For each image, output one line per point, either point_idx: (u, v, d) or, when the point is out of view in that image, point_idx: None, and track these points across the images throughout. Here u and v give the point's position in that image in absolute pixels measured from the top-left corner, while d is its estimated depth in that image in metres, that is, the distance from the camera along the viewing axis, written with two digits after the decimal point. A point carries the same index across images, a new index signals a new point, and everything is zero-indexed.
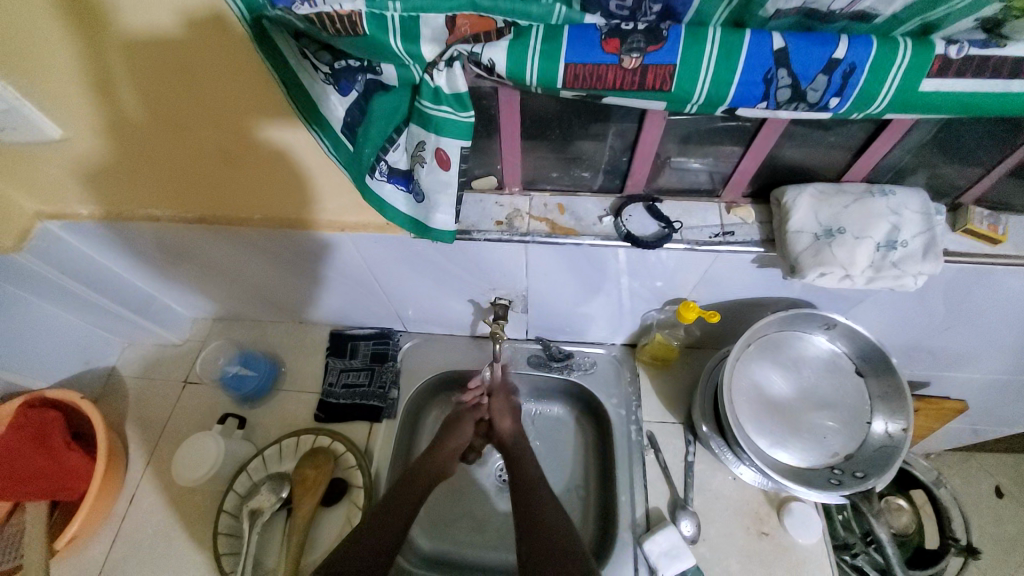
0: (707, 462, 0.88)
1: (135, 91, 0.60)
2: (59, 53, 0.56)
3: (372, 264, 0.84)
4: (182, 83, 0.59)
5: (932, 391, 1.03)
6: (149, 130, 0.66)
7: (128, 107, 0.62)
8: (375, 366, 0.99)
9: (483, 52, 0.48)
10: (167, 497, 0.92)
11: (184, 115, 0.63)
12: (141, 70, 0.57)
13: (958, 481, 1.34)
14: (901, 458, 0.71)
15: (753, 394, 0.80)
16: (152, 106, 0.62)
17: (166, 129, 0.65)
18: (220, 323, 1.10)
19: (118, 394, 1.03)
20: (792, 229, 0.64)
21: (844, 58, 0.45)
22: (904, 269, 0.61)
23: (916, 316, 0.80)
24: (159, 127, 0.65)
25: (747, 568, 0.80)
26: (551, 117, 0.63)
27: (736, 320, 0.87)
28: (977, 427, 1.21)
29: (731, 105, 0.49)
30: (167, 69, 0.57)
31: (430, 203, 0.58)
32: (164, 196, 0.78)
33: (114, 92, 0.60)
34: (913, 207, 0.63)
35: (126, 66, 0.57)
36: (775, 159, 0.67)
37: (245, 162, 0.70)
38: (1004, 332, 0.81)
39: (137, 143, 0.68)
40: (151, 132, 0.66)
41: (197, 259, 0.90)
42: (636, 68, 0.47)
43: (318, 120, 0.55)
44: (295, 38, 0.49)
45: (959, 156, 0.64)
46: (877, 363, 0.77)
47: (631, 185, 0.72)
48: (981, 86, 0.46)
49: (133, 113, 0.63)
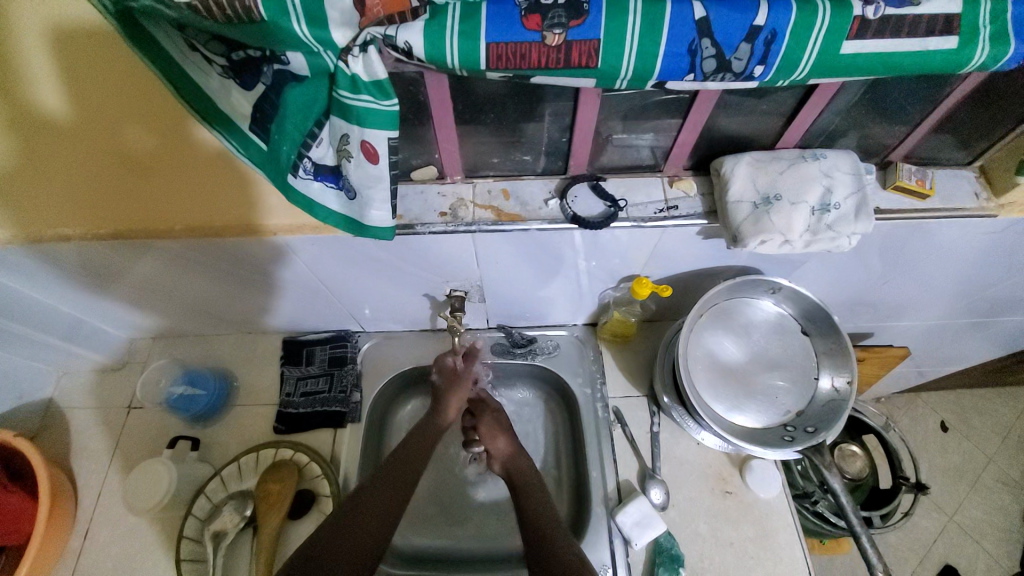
0: (672, 431, 0.91)
1: (43, 88, 0.55)
2: None
3: (315, 267, 0.80)
4: (99, 80, 0.55)
5: (875, 341, 1.10)
6: (58, 133, 0.60)
7: (33, 107, 0.57)
8: (334, 370, 0.96)
9: (397, 36, 0.45)
10: (121, 530, 0.86)
11: (101, 115, 0.58)
12: (50, 65, 0.53)
13: (905, 420, 1.44)
14: (847, 410, 0.74)
15: (709, 362, 0.82)
16: (63, 106, 0.57)
17: (80, 132, 0.60)
18: (163, 341, 1.03)
19: (55, 428, 0.95)
20: (732, 199, 0.65)
21: (765, 24, 0.45)
22: (839, 231, 0.63)
23: (856, 272, 0.84)
24: (70, 129, 0.59)
25: (715, 527, 0.84)
26: (485, 101, 0.61)
27: (690, 292, 0.89)
28: (920, 369, 1.29)
29: (659, 78, 0.48)
30: (81, 62, 0.53)
31: (363, 199, 0.54)
32: (74, 211, 0.71)
33: (16, 90, 0.55)
34: (843, 168, 0.65)
35: (36, 58, 0.52)
36: (712, 130, 0.67)
37: (166, 166, 0.65)
38: (934, 280, 0.86)
39: (41, 149, 0.62)
40: (61, 135, 0.60)
41: (125, 278, 0.83)
42: (559, 45, 0.45)
43: (220, 119, 0.51)
44: (179, 28, 0.44)
45: (884, 116, 0.66)
46: (821, 321, 0.80)
47: (575, 165, 0.71)
48: (899, 45, 0.46)
49: (38, 113, 0.57)
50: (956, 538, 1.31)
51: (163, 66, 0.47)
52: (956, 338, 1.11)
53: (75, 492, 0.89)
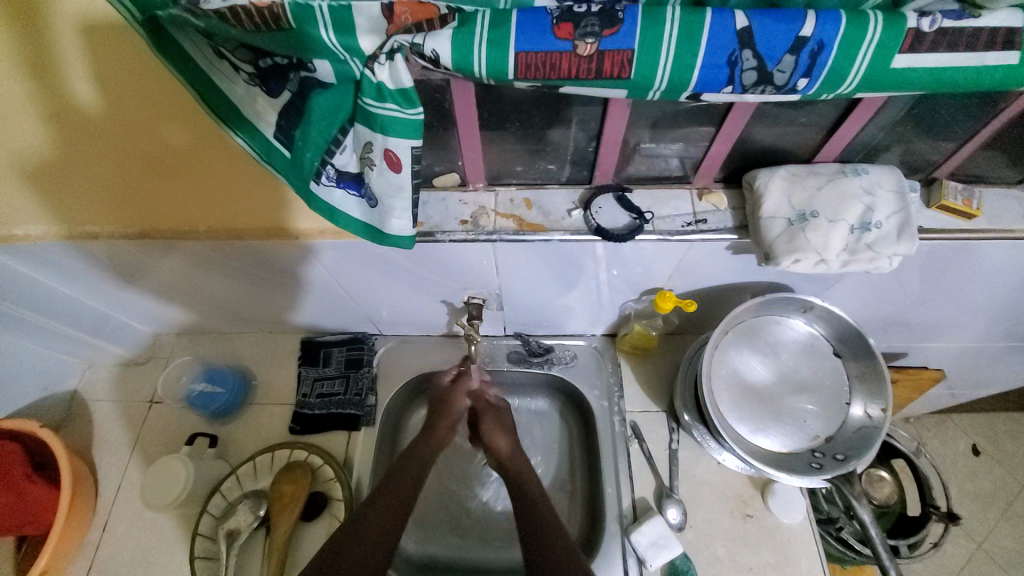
0: (691, 449, 0.88)
1: (82, 86, 0.56)
2: None
3: (335, 270, 0.80)
4: (137, 80, 0.55)
5: (908, 361, 1.05)
6: (94, 130, 0.61)
7: (72, 104, 0.58)
8: (350, 372, 0.96)
9: (425, 44, 0.44)
10: (139, 523, 0.87)
11: (136, 115, 0.59)
12: (88, 67, 0.54)
13: (936, 442, 1.38)
14: (880, 439, 0.71)
15: (733, 381, 0.79)
16: (100, 103, 0.58)
17: (116, 130, 0.61)
18: (184, 336, 1.05)
19: (80, 419, 0.97)
20: (765, 215, 0.62)
21: (811, 35, 0.43)
22: (879, 251, 0.60)
23: (893, 292, 0.80)
24: (105, 126, 0.60)
25: (734, 551, 0.81)
26: (510, 108, 0.60)
27: (714, 307, 0.86)
28: (954, 390, 1.23)
29: (695, 90, 0.46)
30: (118, 61, 0.53)
31: (384, 208, 0.53)
32: (104, 209, 0.72)
33: (56, 87, 0.56)
34: (886, 185, 0.61)
35: (74, 56, 0.53)
36: (745, 141, 0.64)
37: (195, 167, 0.66)
38: (977, 301, 0.82)
39: (79, 145, 0.63)
40: (97, 132, 0.61)
41: (151, 275, 0.84)
42: (591, 54, 0.44)
43: (245, 127, 0.51)
44: (207, 36, 0.44)
45: (932, 131, 0.62)
46: (854, 343, 0.77)
47: (600, 174, 0.69)
48: (957, 59, 0.43)
49: (76, 110, 0.58)
50: (989, 570, 1.25)
51: (189, 73, 0.47)
52: (997, 360, 1.05)
53: (96, 484, 0.90)
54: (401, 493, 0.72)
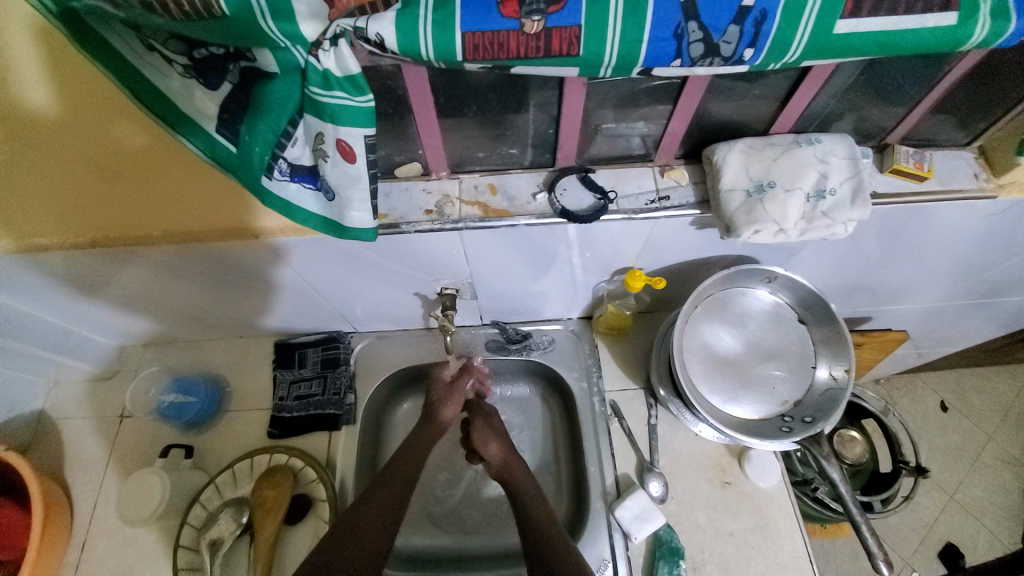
0: (669, 422, 0.90)
1: (17, 89, 0.53)
2: None
3: (302, 270, 0.78)
4: (83, 78, 0.53)
5: (874, 324, 1.08)
6: (35, 134, 0.57)
7: (7, 107, 0.54)
8: (327, 372, 0.94)
9: (368, 27, 0.43)
10: (117, 540, 0.85)
11: (84, 116, 0.56)
12: (24, 67, 0.51)
13: (904, 401, 1.44)
14: (845, 399, 0.73)
15: (704, 353, 0.81)
16: (42, 105, 0.55)
17: (61, 133, 0.58)
18: (152, 347, 1.01)
19: (47, 439, 0.94)
20: (725, 188, 0.63)
21: (754, 5, 0.43)
22: (835, 217, 0.62)
23: (854, 258, 0.82)
24: (47, 129, 0.57)
25: (715, 518, 0.83)
26: (466, 93, 0.59)
27: (684, 283, 0.88)
28: (919, 350, 1.28)
29: (645, 65, 0.46)
30: (62, 59, 0.51)
31: (342, 200, 0.52)
32: (50, 218, 0.68)
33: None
34: (838, 152, 0.63)
35: (13, 55, 0.50)
36: (703, 116, 0.65)
37: (146, 168, 0.63)
38: (933, 262, 0.85)
39: (17, 151, 0.58)
40: (38, 136, 0.58)
41: (109, 285, 0.81)
42: (538, 32, 0.43)
43: (185, 123, 0.49)
44: (136, 28, 0.43)
45: (880, 97, 0.64)
46: (817, 309, 0.79)
47: (563, 156, 0.69)
48: (895, 24, 0.44)
49: (12, 115, 0.55)
50: (955, 517, 1.32)
51: (119, 69, 0.45)
52: (956, 318, 1.10)
53: (69, 504, 0.87)
54: (384, 486, 0.72)
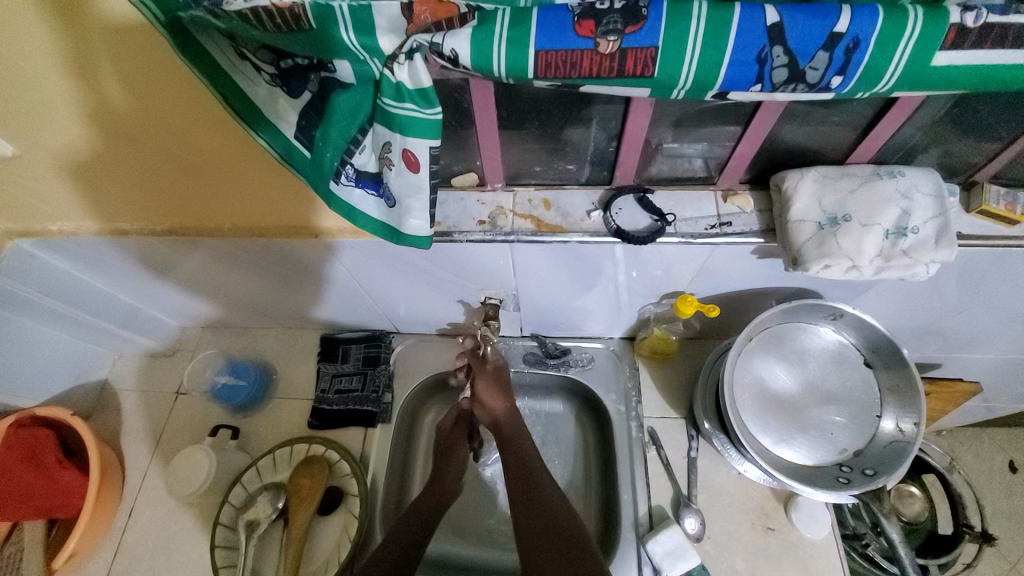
0: (710, 457, 0.86)
1: (111, 89, 0.57)
2: (28, 50, 0.53)
3: (355, 269, 0.81)
4: (168, 81, 0.56)
5: (942, 372, 0.99)
6: (125, 127, 0.62)
7: (104, 102, 0.59)
8: (367, 369, 0.97)
9: (444, 43, 0.43)
10: (165, 509, 0.90)
11: (168, 115, 0.60)
12: (117, 70, 0.55)
13: (969, 457, 1.30)
14: (912, 454, 0.67)
15: (756, 389, 0.77)
16: (132, 104, 0.59)
17: (147, 127, 0.62)
18: (209, 330, 1.08)
19: (111, 408, 1.01)
20: (794, 218, 0.60)
21: (846, 31, 0.41)
22: (916, 258, 0.57)
23: (928, 300, 0.75)
24: (135, 124, 0.62)
25: (754, 565, 0.78)
26: (529, 108, 0.59)
27: (736, 312, 0.84)
28: (989, 403, 1.16)
29: (721, 89, 0.45)
30: (153, 61, 0.54)
31: (401, 207, 0.53)
32: (132, 206, 0.74)
33: (92, 83, 0.57)
34: (924, 187, 0.58)
35: (108, 59, 0.54)
36: (773, 141, 0.62)
37: (213, 165, 0.67)
38: (1021, 311, 0.77)
39: (111, 140, 0.64)
40: (129, 131, 0.63)
41: (178, 270, 0.87)
42: (613, 52, 0.42)
43: (266, 127, 0.51)
44: (230, 37, 0.45)
45: (975, 132, 0.58)
46: (887, 354, 0.73)
47: (620, 175, 0.67)
48: (1001, 57, 0.41)
49: (106, 110, 0.60)
50: None
51: (211, 74, 0.48)
52: None
53: (122, 470, 0.94)
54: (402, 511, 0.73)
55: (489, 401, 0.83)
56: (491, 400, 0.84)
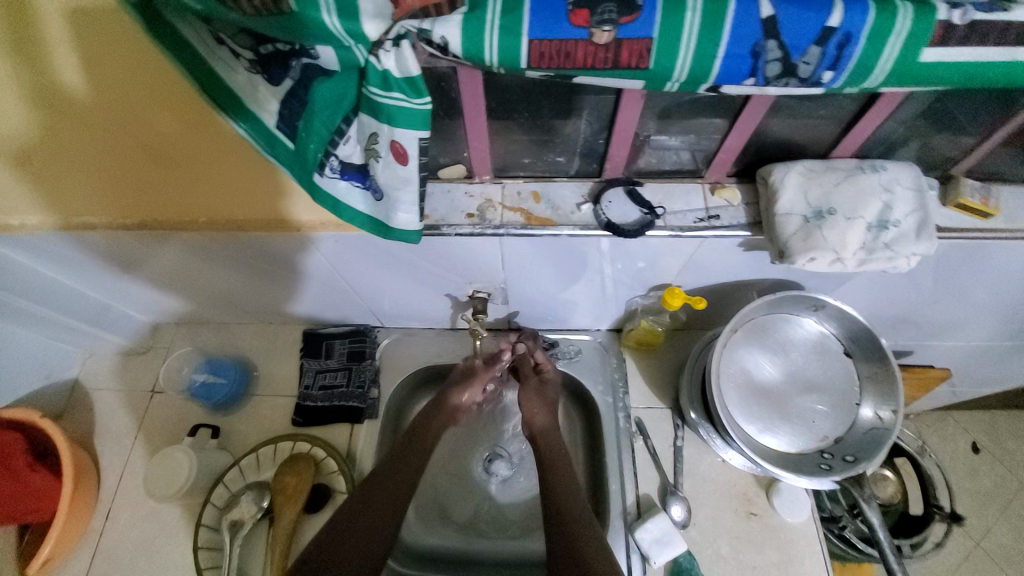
0: (694, 445, 0.87)
1: (70, 74, 0.54)
2: None
3: (337, 263, 0.79)
4: (132, 66, 0.53)
5: (914, 359, 1.03)
6: (88, 116, 0.59)
7: (63, 87, 0.55)
8: (352, 364, 0.94)
9: (433, 30, 0.42)
10: (143, 511, 0.87)
11: (134, 102, 0.57)
12: (76, 54, 0.52)
13: (936, 438, 1.36)
14: (891, 440, 0.69)
15: (742, 379, 0.78)
16: (95, 92, 0.56)
17: (112, 115, 0.58)
18: (185, 326, 1.04)
19: (84, 408, 0.96)
20: (780, 212, 0.61)
21: (839, 26, 0.41)
22: (897, 250, 0.58)
23: (905, 290, 0.78)
24: (99, 112, 0.58)
25: (737, 548, 0.81)
26: (518, 98, 0.58)
27: (722, 303, 0.85)
28: (957, 388, 1.21)
29: (715, 82, 0.44)
30: (117, 43, 0.51)
31: (389, 200, 0.52)
32: (100, 199, 0.71)
33: (46, 66, 0.53)
34: (905, 182, 0.60)
35: (65, 41, 0.51)
36: (761, 135, 0.62)
37: (185, 156, 0.64)
38: (990, 300, 0.80)
39: (72, 129, 0.60)
40: (93, 120, 0.59)
41: (152, 265, 0.83)
42: (608, 43, 0.42)
43: (245, 115, 0.49)
44: (205, 22, 0.43)
45: (952, 127, 0.60)
46: (867, 344, 0.75)
47: (609, 168, 0.67)
48: (986, 54, 0.41)
49: (65, 97, 0.56)
50: (984, 565, 1.24)
51: (187, 63, 0.46)
52: (1003, 358, 1.04)
53: (97, 472, 0.90)
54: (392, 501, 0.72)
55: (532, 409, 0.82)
56: (535, 412, 0.82)
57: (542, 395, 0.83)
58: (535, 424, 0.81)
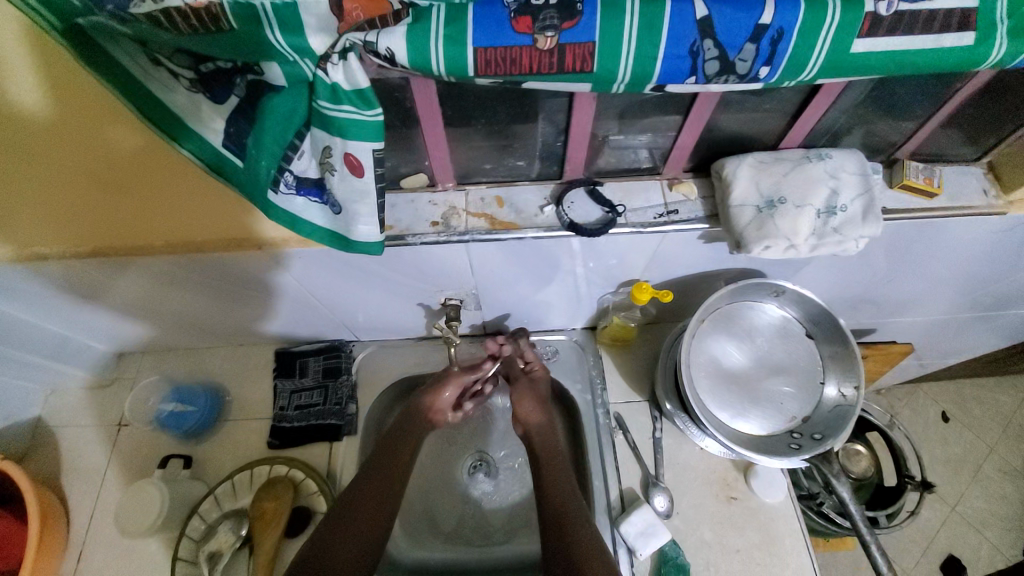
0: (673, 436, 0.89)
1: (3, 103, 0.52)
2: None
3: (304, 280, 0.78)
4: (71, 90, 0.51)
5: (877, 336, 1.07)
6: (27, 145, 0.56)
7: None
8: (328, 382, 0.93)
9: (378, 42, 0.42)
10: (116, 550, 0.84)
11: (76, 127, 0.55)
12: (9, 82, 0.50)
13: (906, 411, 1.42)
14: (854, 416, 0.72)
15: (712, 367, 0.80)
16: (33, 119, 0.54)
17: (54, 141, 0.56)
18: (152, 355, 1.00)
19: (46, 447, 0.92)
20: (735, 203, 0.63)
21: (771, 23, 0.43)
22: (845, 234, 0.61)
23: (861, 271, 0.81)
24: (40, 141, 0.56)
25: (721, 533, 0.82)
26: (474, 105, 0.58)
27: (690, 294, 0.87)
28: (921, 361, 1.27)
29: (659, 82, 0.46)
30: (58, 66, 0.49)
31: (348, 214, 0.51)
32: (48, 230, 0.68)
33: None
34: (849, 168, 0.63)
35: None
36: (712, 130, 0.64)
37: (136, 179, 0.62)
38: (941, 275, 0.84)
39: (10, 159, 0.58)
40: (33, 148, 0.57)
41: (110, 294, 0.80)
42: (552, 48, 0.43)
43: (189, 136, 0.48)
44: (141, 43, 0.42)
45: (890, 113, 0.63)
46: (826, 325, 0.78)
47: (570, 169, 0.68)
48: (909, 44, 0.44)
49: (1, 127, 0.54)
50: (957, 528, 1.30)
51: (126, 87, 0.45)
52: (960, 330, 1.09)
53: (66, 514, 0.86)
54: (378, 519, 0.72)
55: (525, 409, 0.83)
56: (528, 412, 0.83)
57: (534, 392, 0.83)
58: (529, 424, 0.82)
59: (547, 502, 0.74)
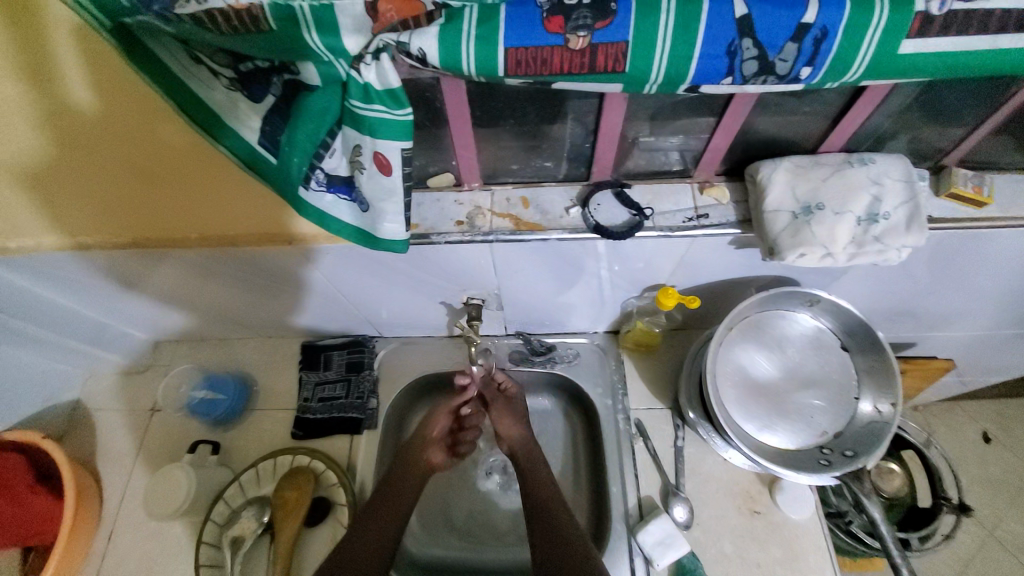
0: (695, 445, 0.87)
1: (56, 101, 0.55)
2: None
3: (331, 275, 0.79)
4: (118, 91, 0.54)
5: (917, 350, 1.02)
6: (76, 142, 0.59)
7: (49, 114, 0.56)
8: (351, 375, 0.94)
9: (411, 42, 0.43)
10: (146, 530, 0.87)
11: (120, 125, 0.58)
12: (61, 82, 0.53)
13: (945, 429, 1.34)
14: (890, 434, 0.69)
15: (739, 377, 0.78)
16: (81, 117, 0.57)
17: (100, 138, 0.59)
18: (185, 343, 1.04)
19: (85, 428, 0.97)
20: (769, 208, 0.61)
21: (814, 22, 0.41)
22: (886, 243, 0.58)
23: (902, 282, 0.77)
24: (87, 137, 0.59)
25: (741, 547, 0.80)
26: (503, 106, 0.58)
27: (717, 301, 0.84)
28: (963, 377, 1.20)
29: (693, 83, 0.45)
30: (106, 68, 0.52)
31: (375, 212, 0.52)
32: (91, 220, 0.71)
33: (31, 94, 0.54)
34: (894, 174, 0.60)
35: (50, 69, 0.52)
36: (747, 132, 0.62)
37: (175, 176, 0.65)
38: (990, 288, 0.79)
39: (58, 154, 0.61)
40: (81, 144, 0.60)
41: (149, 284, 0.84)
42: (583, 48, 0.42)
43: (225, 132, 0.49)
44: (184, 42, 0.43)
45: (940, 118, 0.60)
46: (863, 338, 0.75)
47: (597, 171, 0.67)
48: (964, 44, 0.41)
49: (52, 123, 0.57)
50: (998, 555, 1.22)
51: (169, 85, 0.46)
52: (1008, 346, 1.02)
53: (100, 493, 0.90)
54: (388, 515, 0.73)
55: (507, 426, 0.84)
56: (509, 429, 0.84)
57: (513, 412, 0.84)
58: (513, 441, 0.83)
59: (547, 510, 0.73)
